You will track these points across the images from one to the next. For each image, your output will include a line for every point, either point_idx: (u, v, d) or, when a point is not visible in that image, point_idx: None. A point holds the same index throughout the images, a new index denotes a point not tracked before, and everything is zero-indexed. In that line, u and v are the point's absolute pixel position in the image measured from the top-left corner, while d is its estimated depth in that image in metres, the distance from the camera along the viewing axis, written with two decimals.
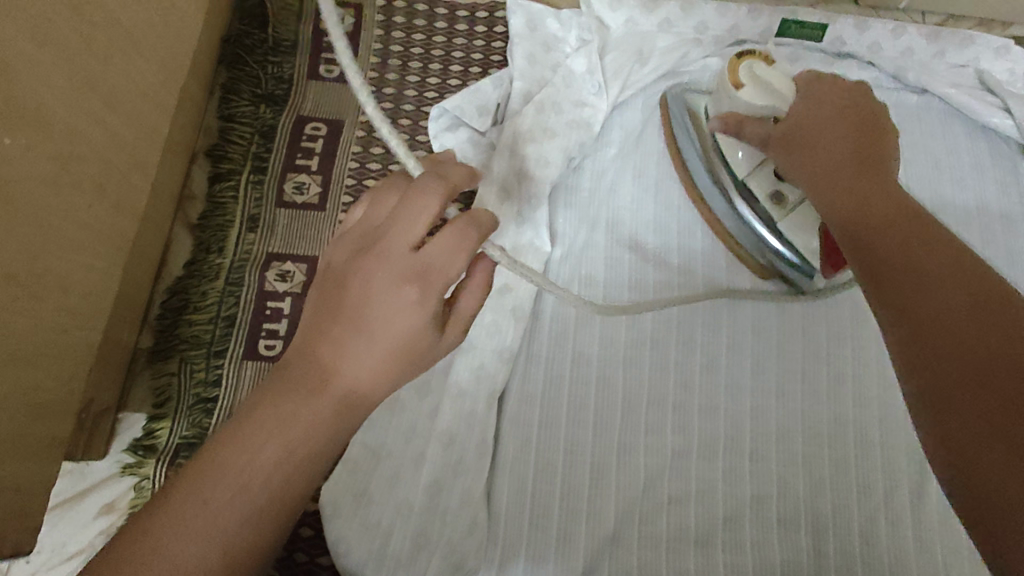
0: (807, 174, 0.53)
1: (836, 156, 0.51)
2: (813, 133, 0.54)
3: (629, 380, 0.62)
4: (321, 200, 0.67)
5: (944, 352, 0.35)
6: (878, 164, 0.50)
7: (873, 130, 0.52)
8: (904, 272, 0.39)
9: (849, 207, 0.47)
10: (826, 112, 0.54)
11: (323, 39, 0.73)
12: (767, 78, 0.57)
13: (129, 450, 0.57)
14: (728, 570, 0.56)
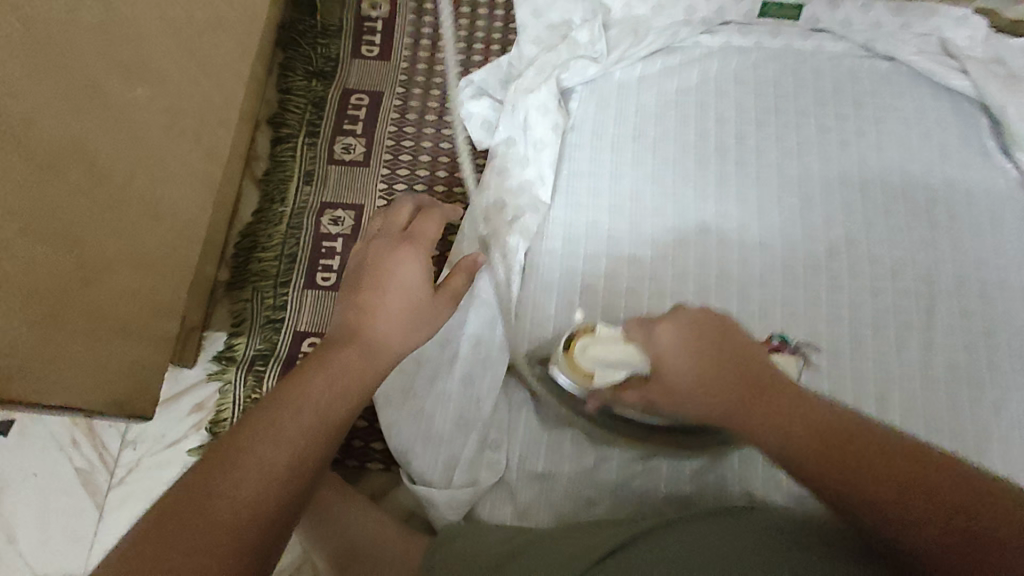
0: (677, 400, 0.49)
1: (726, 377, 0.47)
2: (689, 367, 0.48)
3: (629, 306, 0.72)
4: (366, 157, 0.78)
5: (883, 488, 0.41)
6: (739, 377, 0.47)
7: (726, 332, 0.49)
8: (799, 428, 0.44)
9: (726, 392, 0.46)
10: (683, 349, 0.49)
11: (364, 23, 0.85)
12: (602, 347, 0.58)
13: (214, 360, 0.69)
14: (718, 459, 0.67)
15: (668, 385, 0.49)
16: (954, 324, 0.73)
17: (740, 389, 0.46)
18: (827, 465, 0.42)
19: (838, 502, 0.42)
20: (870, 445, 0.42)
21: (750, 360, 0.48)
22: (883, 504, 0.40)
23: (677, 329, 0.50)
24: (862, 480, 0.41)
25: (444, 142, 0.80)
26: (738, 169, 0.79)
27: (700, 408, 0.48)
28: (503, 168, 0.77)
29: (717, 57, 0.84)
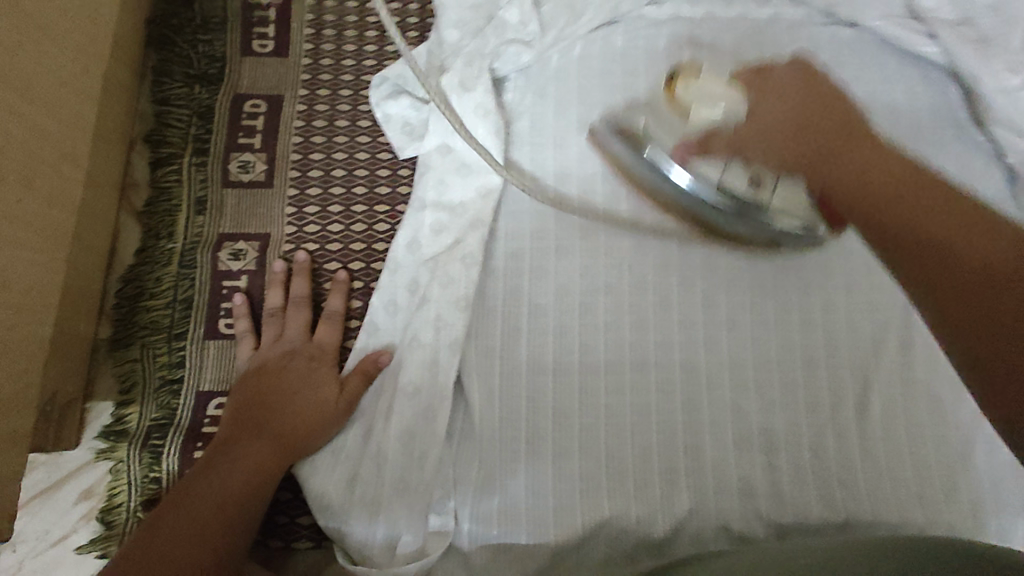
0: (755, 134, 0.51)
1: (796, 110, 0.51)
2: (774, 105, 0.51)
3: (585, 328, 0.64)
4: (268, 177, 0.67)
5: (934, 272, 0.43)
6: (836, 127, 0.50)
7: (822, 92, 0.51)
8: (854, 148, 0.49)
9: (801, 147, 0.50)
10: (789, 96, 0.51)
11: (253, 13, 0.72)
12: (706, 91, 0.55)
13: (102, 437, 0.58)
14: (691, 492, 0.61)
15: (755, 118, 0.52)
16: None
17: (806, 137, 0.50)
18: (896, 226, 0.45)
19: (890, 246, 0.46)
20: (913, 175, 0.46)
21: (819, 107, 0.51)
22: (921, 267, 0.44)
23: (786, 72, 0.52)
24: (875, 198, 0.46)
25: (359, 152, 0.68)
26: None
27: (767, 149, 0.51)
28: (440, 183, 0.65)
29: (667, 30, 0.74)
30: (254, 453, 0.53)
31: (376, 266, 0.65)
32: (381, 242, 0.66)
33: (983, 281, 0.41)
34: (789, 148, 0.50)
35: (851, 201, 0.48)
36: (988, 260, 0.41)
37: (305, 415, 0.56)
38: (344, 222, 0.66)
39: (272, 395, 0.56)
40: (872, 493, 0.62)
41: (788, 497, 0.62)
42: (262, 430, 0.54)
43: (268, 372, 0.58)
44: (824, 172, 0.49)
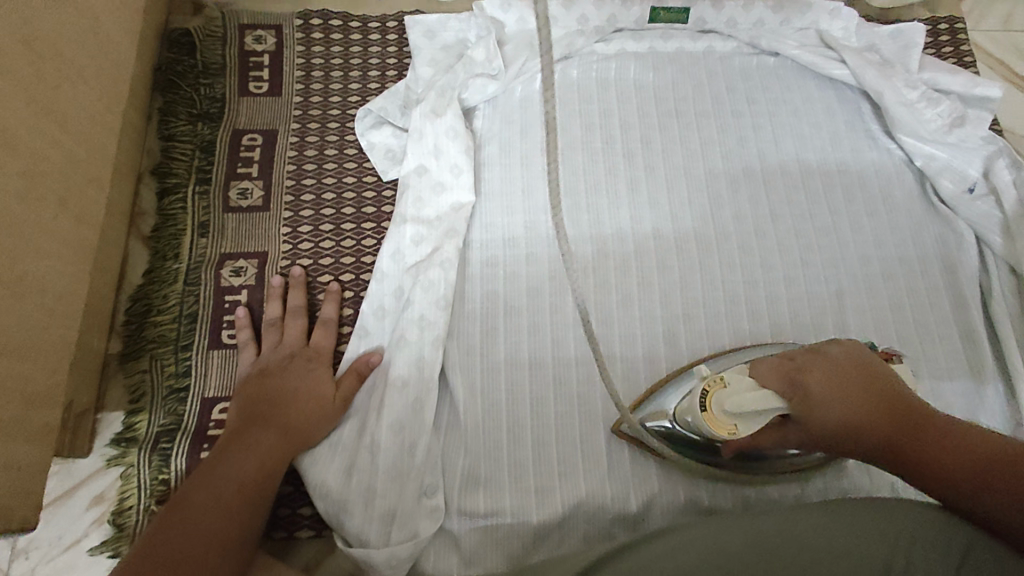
0: (814, 424, 0.52)
1: (869, 403, 0.50)
2: (832, 405, 0.51)
3: (555, 325, 0.71)
4: (265, 202, 0.74)
5: (964, 467, 0.45)
6: (887, 404, 0.50)
7: (875, 376, 0.52)
8: (925, 419, 0.49)
9: (890, 426, 0.49)
10: (850, 381, 0.51)
11: (249, 58, 0.80)
12: (738, 399, 0.53)
13: (112, 444, 0.63)
14: (660, 469, 0.67)
15: (811, 404, 0.51)
16: (860, 304, 0.76)
17: (879, 415, 0.50)
18: (906, 444, 0.48)
19: (892, 449, 0.49)
20: (956, 439, 0.47)
21: (870, 368, 0.53)
22: (913, 462, 0.47)
23: (830, 362, 0.53)
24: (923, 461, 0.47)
25: (347, 177, 0.76)
26: (648, 173, 0.81)
27: (826, 422, 0.51)
28: (419, 201, 0.73)
29: (614, 64, 0.85)
30: (263, 446, 0.58)
31: (365, 277, 0.72)
32: (369, 256, 0.73)
33: (985, 462, 0.44)
34: (869, 412, 0.50)
35: (892, 447, 0.49)
36: (987, 482, 0.43)
37: (309, 413, 0.62)
38: (335, 239, 0.73)
39: (276, 395, 0.62)
40: (822, 461, 0.69)
41: (747, 467, 0.68)
42: (271, 426, 0.60)
43: (271, 376, 0.63)
44: (848, 433, 0.50)
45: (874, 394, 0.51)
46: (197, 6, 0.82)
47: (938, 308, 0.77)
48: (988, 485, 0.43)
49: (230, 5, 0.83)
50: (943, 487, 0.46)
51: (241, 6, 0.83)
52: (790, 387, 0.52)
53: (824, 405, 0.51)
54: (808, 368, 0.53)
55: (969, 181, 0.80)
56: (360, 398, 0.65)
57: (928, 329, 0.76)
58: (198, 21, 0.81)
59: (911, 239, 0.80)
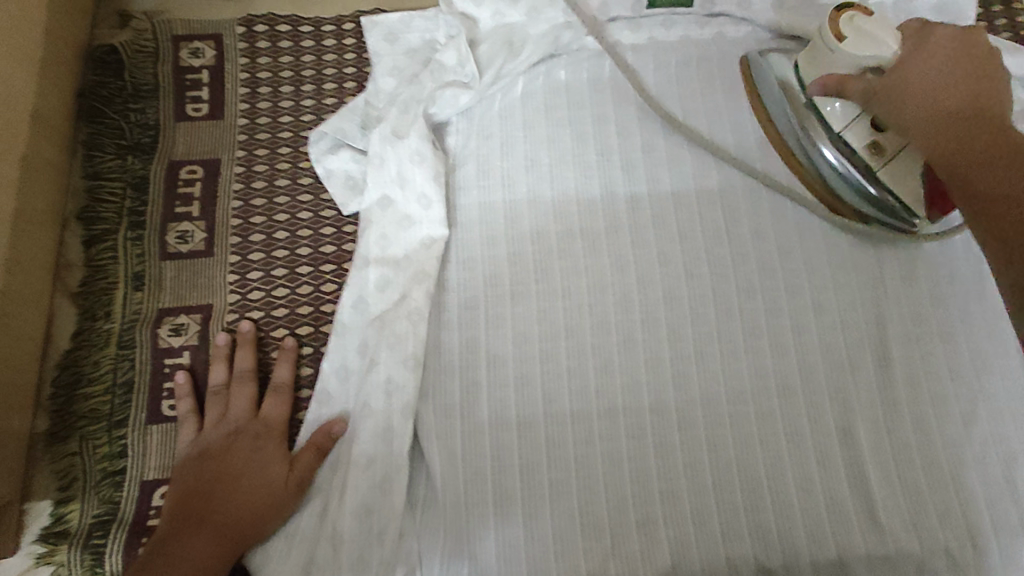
0: (909, 116, 0.53)
1: (956, 83, 0.51)
2: (931, 72, 0.53)
3: (547, 376, 0.61)
4: (208, 245, 0.64)
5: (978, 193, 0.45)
6: (1004, 140, 0.46)
7: (981, 56, 0.52)
8: (948, 112, 0.51)
9: (1007, 161, 0.45)
10: (943, 59, 0.53)
11: (186, 77, 0.70)
12: (863, 41, 0.57)
13: (40, 540, 0.54)
14: (672, 543, 0.57)
15: (904, 70, 0.54)
16: (908, 333, 0.65)
17: (959, 121, 0.50)
18: (983, 168, 0.46)
19: (995, 233, 0.43)
20: (973, 129, 0.48)
21: (989, 92, 0.51)
22: (1000, 210, 0.43)
23: (947, 40, 0.54)
24: (954, 160, 0.48)
25: (301, 211, 0.66)
26: (651, 186, 0.69)
27: (919, 84, 0.53)
28: (384, 238, 0.63)
29: (609, 60, 0.73)
30: (200, 546, 0.50)
31: (325, 330, 0.62)
32: (329, 303, 0.63)
33: None
34: (939, 141, 0.50)
35: (957, 179, 0.47)
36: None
37: (253, 502, 0.52)
38: (289, 286, 0.63)
39: (219, 479, 0.53)
40: (865, 526, 0.59)
41: (776, 539, 0.58)
42: (211, 520, 0.51)
43: (215, 455, 0.54)
44: (917, 95, 0.53)
45: (965, 86, 0.51)
46: (125, 17, 0.72)
47: (1000, 336, 0.65)
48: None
49: (162, 14, 0.73)
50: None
51: (174, 15, 0.73)
52: (897, 67, 0.55)
53: (921, 77, 0.53)
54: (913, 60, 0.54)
55: None
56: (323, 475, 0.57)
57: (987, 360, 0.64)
58: (126, 35, 0.71)
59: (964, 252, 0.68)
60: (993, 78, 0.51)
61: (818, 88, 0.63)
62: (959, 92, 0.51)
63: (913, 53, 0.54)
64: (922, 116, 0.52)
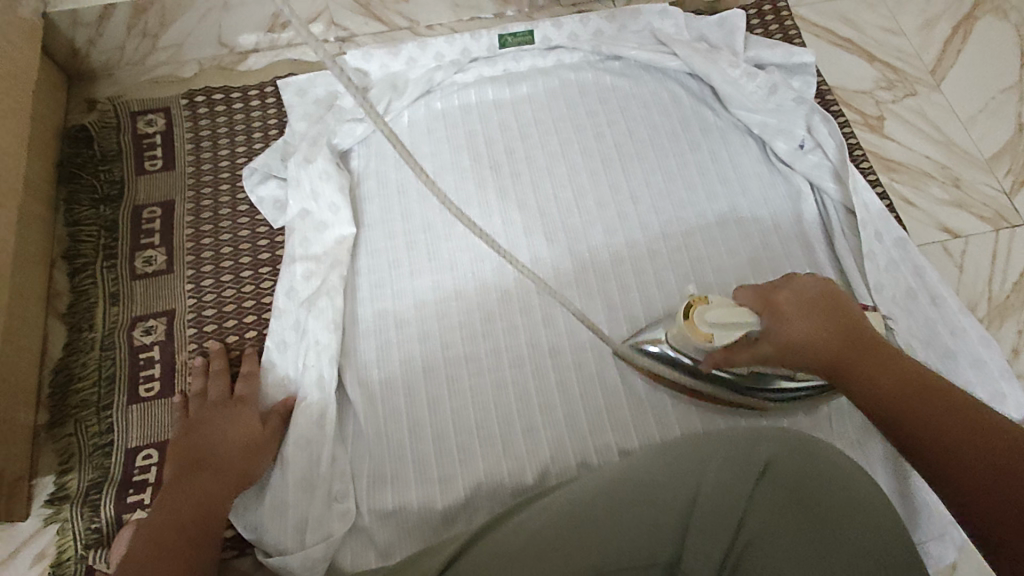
0: (789, 351, 0.59)
1: (824, 343, 0.58)
2: (803, 325, 0.59)
3: (443, 328, 0.79)
4: (168, 264, 0.81)
5: (913, 430, 0.50)
6: (909, 386, 0.52)
7: (840, 307, 0.60)
8: (857, 353, 0.56)
9: (904, 396, 0.52)
10: (813, 299, 0.60)
11: (142, 141, 0.89)
12: (722, 313, 0.61)
13: (47, 504, 0.69)
14: (550, 441, 0.73)
15: (786, 340, 0.59)
16: (720, 264, 0.84)
17: (863, 359, 0.56)
18: (896, 389, 0.53)
19: (900, 423, 0.51)
20: (904, 375, 0.54)
21: (861, 341, 0.57)
22: (919, 434, 0.49)
23: (809, 286, 0.62)
24: (864, 391, 0.55)
25: (242, 230, 0.84)
26: (514, 180, 0.88)
27: (792, 330, 0.59)
28: (306, 240, 0.81)
29: (474, 90, 0.94)
30: (207, 486, 0.64)
31: (266, 316, 0.79)
32: (268, 296, 0.80)
33: (956, 422, 0.48)
34: (843, 359, 0.57)
35: (893, 422, 0.52)
36: (949, 433, 0.48)
37: (246, 443, 0.68)
38: (236, 287, 0.80)
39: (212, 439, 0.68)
40: (699, 409, 0.76)
41: (632, 428, 0.74)
42: (213, 467, 0.65)
43: (208, 423, 0.69)
44: (789, 333, 0.59)
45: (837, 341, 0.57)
46: (90, 102, 0.92)
47: (793, 257, 0.85)
48: (958, 459, 0.46)
49: (120, 97, 0.93)
50: (940, 453, 0.48)
51: (130, 96, 0.93)
52: (768, 320, 0.60)
53: (800, 313, 0.59)
54: (783, 305, 0.60)
55: (797, 138, 0.89)
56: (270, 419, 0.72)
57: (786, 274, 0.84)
58: (93, 115, 0.91)
59: (761, 198, 0.88)
60: (879, 341, 0.57)
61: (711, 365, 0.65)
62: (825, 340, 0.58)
63: (787, 321, 0.59)
64: (809, 335, 0.58)
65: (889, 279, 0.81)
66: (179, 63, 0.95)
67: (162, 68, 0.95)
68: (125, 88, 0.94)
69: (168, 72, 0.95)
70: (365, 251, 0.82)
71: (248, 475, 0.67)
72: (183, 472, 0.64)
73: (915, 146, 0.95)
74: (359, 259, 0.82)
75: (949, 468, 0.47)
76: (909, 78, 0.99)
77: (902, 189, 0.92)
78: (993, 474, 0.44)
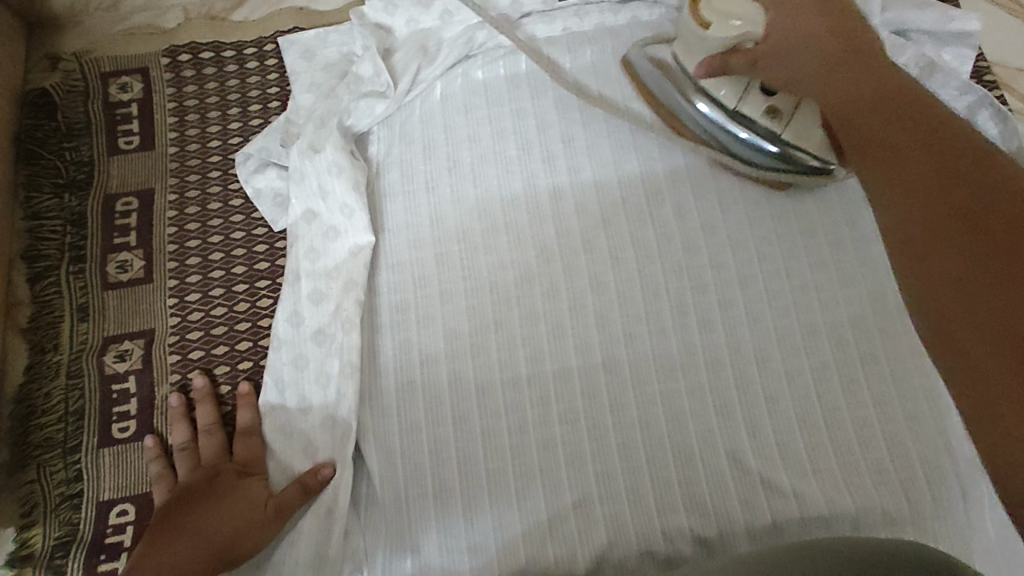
0: (775, 51, 0.55)
1: (836, 86, 0.50)
2: (811, 64, 0.53)
3: (479, 369, 0.63)
4: (147, 272, 0.67)
5: (935, 254, 0.40)
6: (969, 180, 0.40)
7: (907, 107, 0.46)
8: (901, 116, 0.46)
9: (938, 218, 0.41)
10: (812, 12, 0.53)
11: (116, 112, 0.73)
12: (725, 0, 0.60)
13: (7, 565, 0.58)
14: (609, 522, 0.59)
15: (773, 31, 0.55)
16: (834, 297, 0.66)
17: (906, 122, 0.45)
18: (928, 210, 0.41)
19: (924, 300, 0.40)
20: (964, 163, 0.41)
21: (934, 138, 0.43)
22: (932, 270, 0.40)
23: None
24: (877, 128, 0.47)
25: (235, 232, 0.68)
26: (571, 176, 0.70)
27: (828, 104, 0.51)
28: (313, 251, 0.65)
29: (524, 56, 0.74)
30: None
31: (264, 343, 0.65)
32: (267, 318, 0.66)
33: (991, 265, 0.37)
34: (882, 171, 0.45)
35: (907, 243, 0.42)
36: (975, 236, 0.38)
37: (234, 515, 0.54)
38: (226, 304, 0.65)
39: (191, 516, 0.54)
40: (797, 490, 0.59)
41: (710, 510, 0.59)
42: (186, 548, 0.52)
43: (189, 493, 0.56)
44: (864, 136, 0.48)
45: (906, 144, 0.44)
46: (54, 58, 0.75)
47: None
48: (990, 349, 0.36)
49: (90, 53, 0.75)
50: (944, 297, 0.39)
51: (102, 52, 0.75)
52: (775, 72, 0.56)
53: (838, 83, 0.50)
54: (818, 73, 0.52)
55: None
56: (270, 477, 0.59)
57: None
58: (57, 76, 0.74)
59: None
60: (883, 62, 0.49)
61: (702, 70, 0.62)
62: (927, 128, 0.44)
63: (783, 25, 0.54)
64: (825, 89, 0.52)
65: None
66: (160, 10, 0.77)
67: (140, 16, 0.77)
68: (95, 40, 0.76)
69: (147, 20, 0.76)
70: (385, 266, 0.66)
71: (232, 558, 0.53)
72: (157, 539, 0.53)
73: None
74: (377, 276, 0.66)
75: (950, 362, 0.38)
76: None
77: None
78: (994, 384, 0.35)
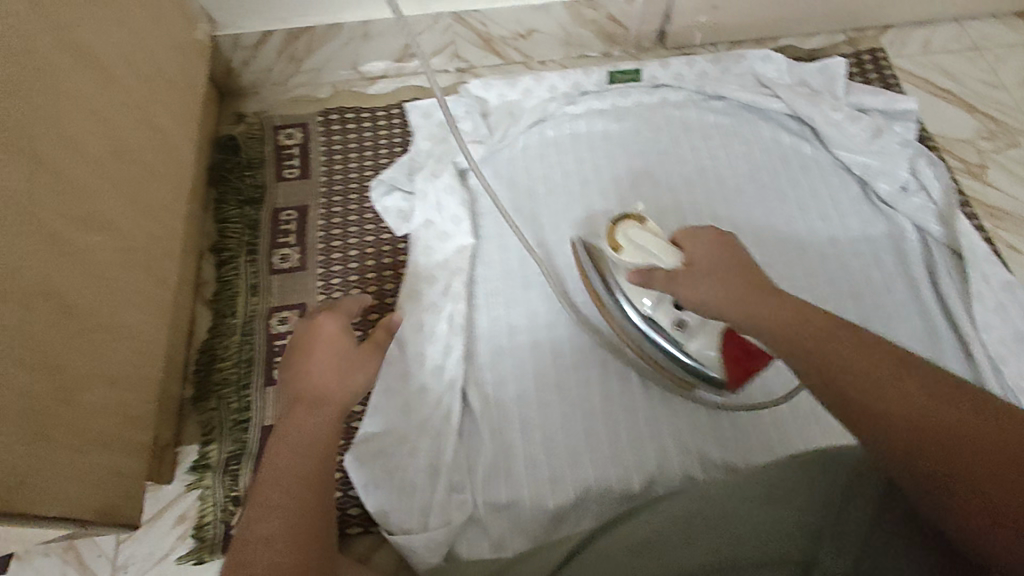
0: (699, 287, 0.62)
1: (767, 325, 0.56)
2: (713, 278, 0.62)
3: (554, 338, 0.83)
4: (302, 262, 0.89)
5: (903, 437, 0.46)
6: (885, 359, 0.50)
7: (750, 275, 0.62)
8: (825, 343, 0.53)
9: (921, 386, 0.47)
10: (716, 262, 0.63)
11: (282, 152, 0.98)
12: (643, 239, 0.67)
13: (191, 471, 0.75)
14: (658, 453, 0.75)
15: (691, 266, 0.64)
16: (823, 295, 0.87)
17: (803, 331, 0.54)
18: (897, 401, 0.47)
19: (918, 442, 0.45)
20: (858, 356, 0.51)
21: (817, 321, 0.55)
22: (946, 449, 0.44)
23: (707, 241, 0.65)
24: (828, 372, 0.51)
25: (368, 236, 0.91)
26: (621, 207, 0.94)
27: (762, 322, 0.57)
28: (429, 248, 0.87)
29: (584, 121, 1.01)
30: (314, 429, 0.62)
31: (389, 316, 0.86)
32: (391, 298, 0.87)
33: (984, 426, 0.44)
34: (829, 361, 0.51)
35: (924, 432, 0.45)
36: (920, 428, 0.45)
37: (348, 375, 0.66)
38: (361, 287, 0.87)
39: (302, 376, 0.65)
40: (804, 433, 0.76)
41: (735, 446, 0.76)
42: (315, 412, 0.62)
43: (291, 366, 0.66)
44: (826, 347, 0.52)
45: (879, 358, 0.50)
46: (239, 116, 1.02)
47: (894, 292, 0.87)
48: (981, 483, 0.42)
49: (265, 112, 1.03)
50: (932, 478, 0.44)
51: (273, 112, 1.03)
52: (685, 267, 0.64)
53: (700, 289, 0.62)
54: (719, 295, 0.61)
55: (899, 180, 0.92)
56: (367, 431, 0.75)
57: (891, 313, 0.86)
58: (240, 127, 1.01)
59: (862, 236, 0.91)
60: (804, 307, 0.57)
61: (637, 277, 0.68)
62: (900, 356, 0.50)
63: (697, 276, 0.63)
64: (804, 339, 0.54)
65: (998, 320, 0.82)
66: (317, 85, 1.06)
67: (301, 88, 1.05)
68: (269, 104, 1.04)
69: (305, 92, 1.05)
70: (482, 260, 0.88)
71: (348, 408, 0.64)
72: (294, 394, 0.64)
73: (1016, 194, 0.97)
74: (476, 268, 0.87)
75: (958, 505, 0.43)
76: (1010, 131, 1.02)
77: (1003, 235, 0.93)
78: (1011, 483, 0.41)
